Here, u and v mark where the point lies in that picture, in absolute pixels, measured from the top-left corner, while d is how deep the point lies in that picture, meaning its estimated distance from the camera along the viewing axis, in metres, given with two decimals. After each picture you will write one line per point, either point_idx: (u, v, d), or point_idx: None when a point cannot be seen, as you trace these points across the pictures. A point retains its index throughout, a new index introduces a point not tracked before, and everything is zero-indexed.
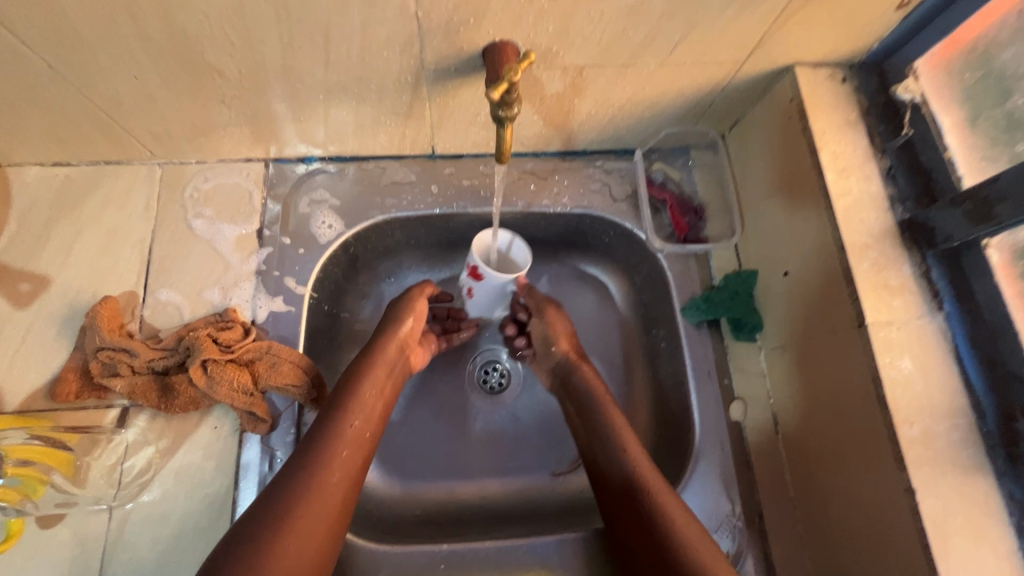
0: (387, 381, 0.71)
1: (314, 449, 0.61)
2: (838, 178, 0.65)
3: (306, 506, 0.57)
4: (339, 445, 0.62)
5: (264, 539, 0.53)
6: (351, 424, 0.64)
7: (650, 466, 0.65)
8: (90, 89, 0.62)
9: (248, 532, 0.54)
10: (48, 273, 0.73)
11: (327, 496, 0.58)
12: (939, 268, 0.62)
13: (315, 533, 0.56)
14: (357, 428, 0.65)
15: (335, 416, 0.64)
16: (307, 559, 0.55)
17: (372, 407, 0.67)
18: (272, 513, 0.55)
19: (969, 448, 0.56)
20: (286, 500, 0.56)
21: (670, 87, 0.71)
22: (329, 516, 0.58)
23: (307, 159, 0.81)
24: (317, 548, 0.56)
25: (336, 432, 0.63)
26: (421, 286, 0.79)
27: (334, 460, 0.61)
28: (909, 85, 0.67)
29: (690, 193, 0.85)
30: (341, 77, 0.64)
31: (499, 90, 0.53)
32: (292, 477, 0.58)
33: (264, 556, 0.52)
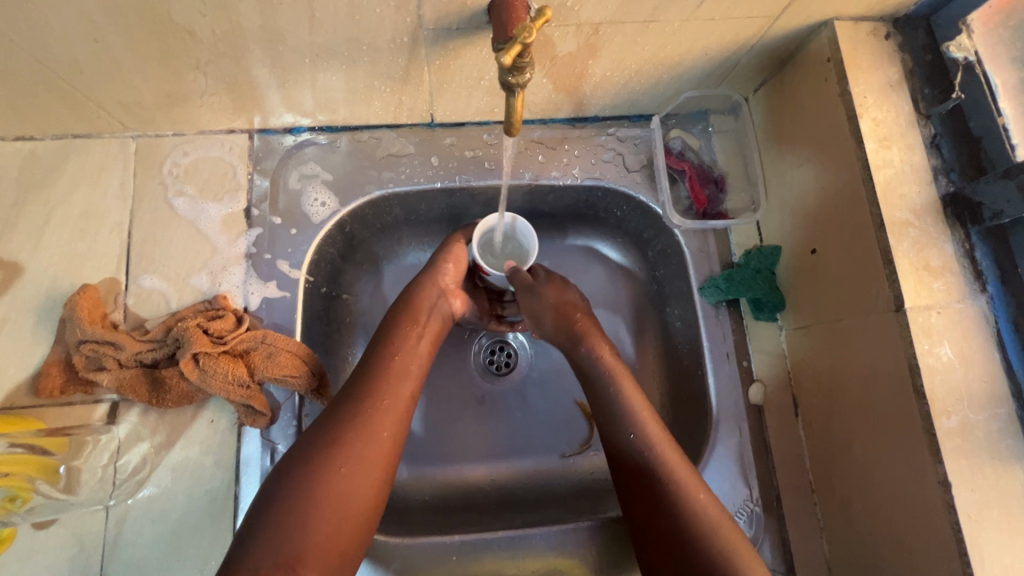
0: (429, 321, 0.67)
1: (361, 382, 0.59)
2: (878, 148, 0.60)
3: (356, 432, 0.55)
4: (384, 377, 0.60)
5: (315, 464, 0.52)
6: (397, 358, 0.62)
7: (661, 431, 0.62)
8: (45, 57, 0.54)
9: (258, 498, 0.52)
10: (19, 260, 0.67)
11: (374, 424, 0.56)
12: (984, 246, 0.57)
13: (367, 460, 0.54)
14: (402, 361, 0.62)
15: (382, 351, 0.62)
16: (361, 483, 0.53)
17: (418, 341, 0.65)
18: (320, 439, 0.54)
19: (1008, 439, 0.53)
20: (334, 428, 0.55)
21: (695, 45, 0.64)
22: (380, 443, 0.56)
23: (295, 129, 0.74)
24: (370, 474, 0.54)
25: (381, 366, 0.61)
26: (459, 232, 0.75)
27: (382, 391, 0.59)
28: (962, 42, 0.60)
29: (710, 162, 0.80)
30: (329, 39, 0.57)
31: (511, 55, 0.46)
32: (338, 408, 0.57)
33: (316, 479, 0.51)
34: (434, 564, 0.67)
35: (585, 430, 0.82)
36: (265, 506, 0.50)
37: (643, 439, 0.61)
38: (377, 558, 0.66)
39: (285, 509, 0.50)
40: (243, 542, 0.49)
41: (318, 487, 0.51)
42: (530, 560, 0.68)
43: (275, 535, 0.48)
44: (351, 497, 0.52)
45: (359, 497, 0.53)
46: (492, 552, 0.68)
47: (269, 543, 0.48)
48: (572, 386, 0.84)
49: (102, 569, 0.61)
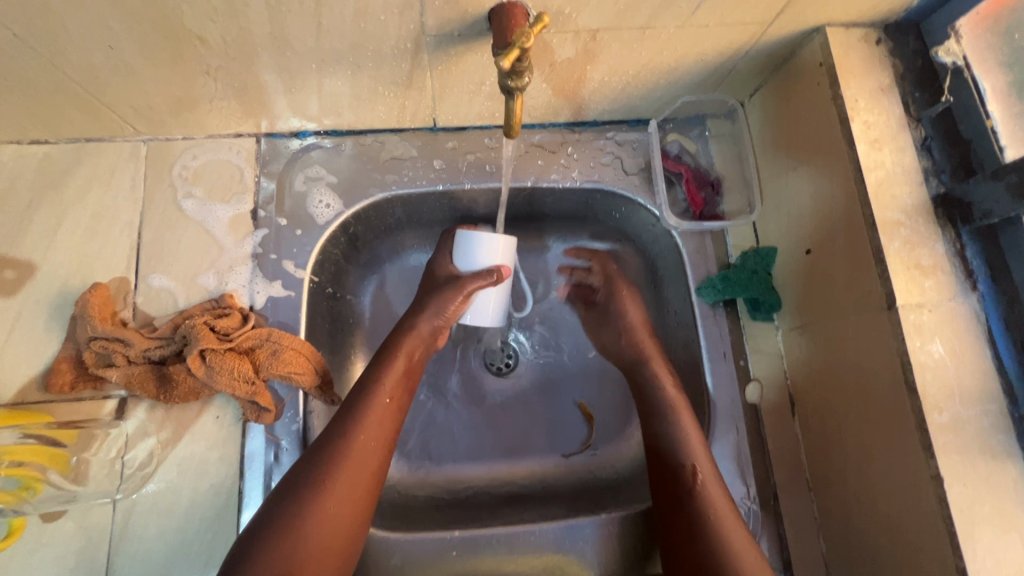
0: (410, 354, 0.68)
1: (348, 416, 0.62)
2: (869, 150, 0.61)
3: (341, 474, 0.58)
4: (372, 415, 0.62)
5: (303, 501, 0.56)
6: (378, 405, 0.63)
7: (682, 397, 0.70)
8: (62, 61, 0.56)
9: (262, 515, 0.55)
10: (33, 259, 0.69)
11: (361, 465, 0.59)
12: (974, 246, 0.59)
13: (346, 510, 0.57)
14: (382, 408, 0.63)
15: (363, 396, 0.63)
16: (345, 522, 0.57)
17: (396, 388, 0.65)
18: (303, 489, 0.56)
19: (999, 435, 0.54)
20: (321, 466, 0.58)
21: (690, 51, 0.66)
22: (366, 483, 0.59)
23: (301, 133, 0.76)
24: (348, 524, 0.57)
25: (368, 402, 0.63)
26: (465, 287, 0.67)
27: (368, 429, 0.61)
28: (950, 47, 0.62)
29: (706, 165, 0.81)
30: (335, 45, 0.59)
31: (509, 58, 0.48)
32: (327, 444, 0.59)
33: (302, 520, 0.55)
34: (435, 560, 0.68)
35: (584, 429, 0.83)
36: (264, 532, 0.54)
37: (677, 441, 0.66)
38: (379, 554, 0.67)
39: (277, 544, 0.53)
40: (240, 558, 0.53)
41: (306, 525, 0.55)
42: (530, 556, 0.69)
43: (260, 573, 0.52)
44: (337, 535, 0.56)
45: (346, 533, 0.57)
46: (491, 549, 0.68)
47: None
48: (573, 387, 0.85)
49: (109, 561, 0.62)
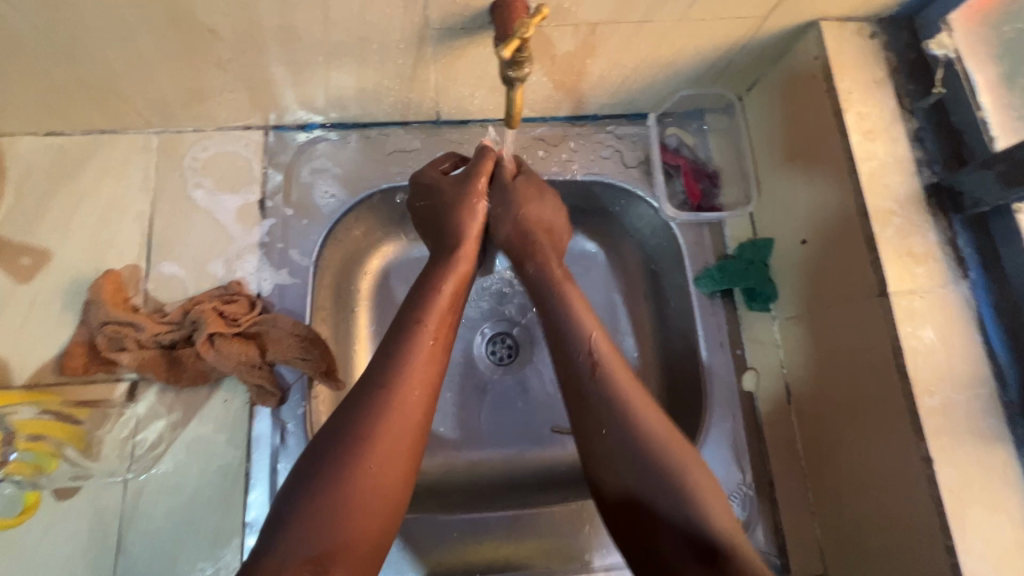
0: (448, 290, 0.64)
1: (388, 366, 0.57)
2: (863, 140, 0.63)
3: (384, 426, 0.53)
4: (414, 360, 0.58)
5: (345, 462, 0.51)
6: (420, 352, 0.59)
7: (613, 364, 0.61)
8: (78, 52, 0.58)
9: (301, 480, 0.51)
10: (48, 247, 0.71)
11: (404, 415, 0.55)
12: (966, 234, 0.60)
13: (394, 464, 0.53)
14: (424, 357, 0.58)
15: (410, 338, 0.59)
16: (392, 478, 0.52)
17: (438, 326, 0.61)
18: (349, 437, 0.52)
19: (989, 418, 0.55)
20: (362, 418, 0.53)
21: (688, 44, 0.67)
22: (410, 430, 0.55)
23: (308, 126, 0.78)
24: (394, 478, 0.52)
25: (408, 348, 0.58)
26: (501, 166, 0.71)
27: (412, 376, 0.57)
28: (942, 40, 0.63)
29: (704, 158, 0.83)
30: (342, 38, 0.61)
31: (510, 48, 0.49)
32: (366, 395, 0.55)
33: (344, 481, 0.50)
34: (436, 542, 0.69)
35: None
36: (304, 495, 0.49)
37: (635, 432, 0.56)
38: None
39: (317, 509, 0.49)
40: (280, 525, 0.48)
41: (348, 483, 0.50)
42: (530, 539, 0.70)
43: (303, 543, 0.47)
44: (387, 488, 0.52)
45: (390, 488, 0.52)
46: (491, 532, 0.70)
47: (303, 544, 0.47)
48: None
49: (120, 539, 0.64)
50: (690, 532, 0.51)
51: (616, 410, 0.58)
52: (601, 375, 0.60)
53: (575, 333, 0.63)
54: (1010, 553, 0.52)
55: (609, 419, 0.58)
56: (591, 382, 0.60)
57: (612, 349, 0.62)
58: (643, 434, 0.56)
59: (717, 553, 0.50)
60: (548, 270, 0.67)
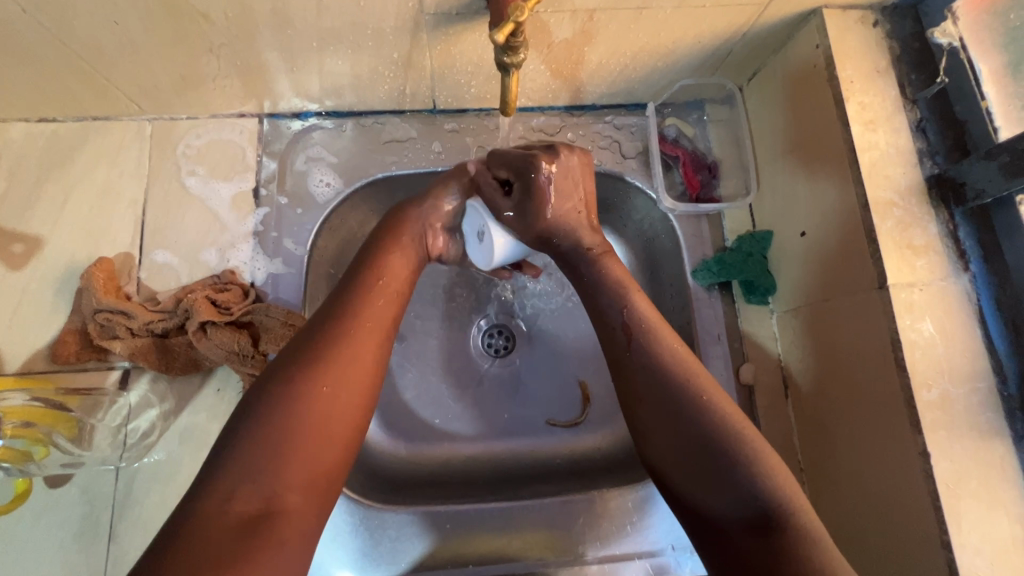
0: (404, 252, 0.64)
1: (345, 299, 0.57)
2: (864, 130, 0.62)
3: (338, 351, 0.52)
4: (371, 296, 0.58)
5: (297, 380, 0.49)
6: (377, 295, 0.58)
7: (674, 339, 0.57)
8: (68, 37, 0.57)
9: (250, 401, 0.49)
10: (41, 235, 0.71)
11: (358, 346, 0.53)
12: (967, 226, 0.59)
13: (348, 391, 0.51)
14: (380, 297, 0.58)
15: (365, 281, 0.59)
16: (347, 407, 0.50)
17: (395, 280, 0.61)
18: (300, 359, 0.51)
19: (987, 412, 0.55)
20: (318, 344, 0.52)
21: (687, 32, 0.66)
22: (366, 361, 0.53)
23: (303, 114, 0.78)
24: (351, 410, 0.51)
25: (364, 286, 0.58)
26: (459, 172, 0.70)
27: (366, 309, 0.56)
28: (947, 29, 0.61)
29: (704, 149, 0.81)
30: (336, 23, 0.60)
31: (504, 32, 0.48)
32: (321, 323, 0.54)
33: (296, 399, 0.48)
34: (429, 533, 0.69)
35: (579, 409, 0.83)
36: (252, 415, 0.47)
37: (693, 397, 0.53)
38: (374, 526, 0.68)
39: (268, 431, 0.46)
40: (227, 447, 0.46)
41: (300, 402, 0.48)
42: (524, 532, 0.70)
43: (254, 456, 0.45)
44: (341, 414, 0.50)
45: (346, 417, 0.50)
46: (484, 524, 0.70)
47: (250, 466, 0.45)
48: (570, 368, 0.85)
49: (112, 527, 0.64)
50: (745, 505, 0.48)
51: (667, 394, 0.54)
52: (642, 343, 0.56)
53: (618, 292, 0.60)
54: (1006, 549, 0.52)
55: (652, 388, 0.55)
56: (630, 355, 0.57)
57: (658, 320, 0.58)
58: (697, 405, 0.53)
59: (777, 523, 0.47)
60: (582, 242, 0.64)
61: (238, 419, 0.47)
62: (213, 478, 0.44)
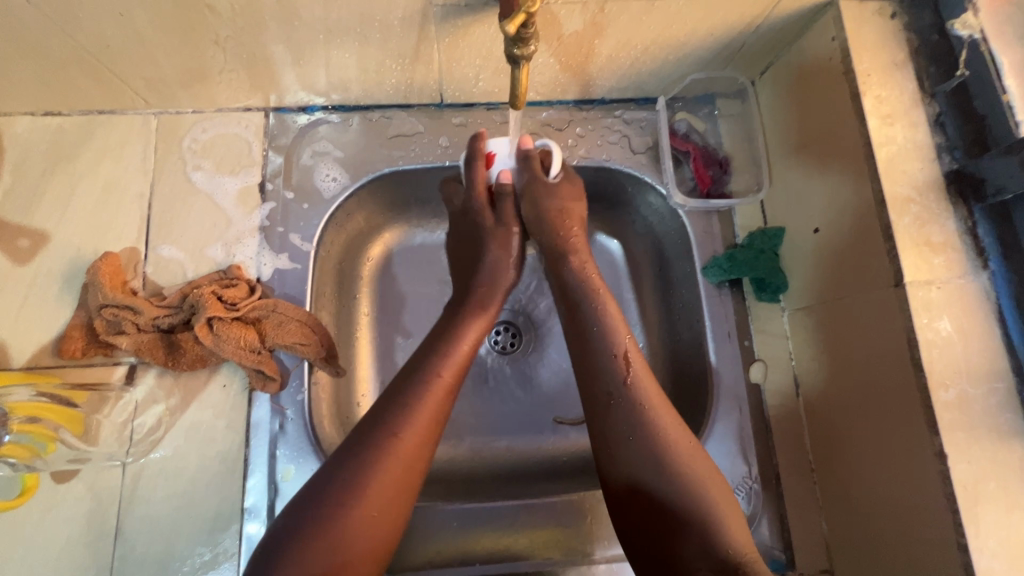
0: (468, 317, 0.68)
1: (400, 402, 0.58)
2: (881, 125, 0.60)
3: (379, 473, 0.53)
4: (425, 400, 0.58)
5: (339, 505, 0.51)
6: (431, 398, 0.58)
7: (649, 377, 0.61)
8: (74, 30, 0.57)
9: (298, 517, 0.51)
10: (46, 229, 0.70)
11: (400, 462, 0.55)
12: (987, 223, 0.58)
13: (384, 513, 0.53)
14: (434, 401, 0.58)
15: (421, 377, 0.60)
16: (379, 529, 0.52)
17: (450, 376, 0.61)
18: (345, 478, 0.53)
19: (1006, 413, 0.54)
20: (362, 460, 0.54)
21: (700, 25, 0.65)
22: (406, 479, 0.54)
23: (309, 108, 0.77)
24: (384, 529, 0.52)
25: (420, 387, 0.59)
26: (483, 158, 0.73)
27: (417, 416, 0.57)
28: (967, 20, 0.60)
29: (715, 144, 0.80)
30: (343, 15, 0.59)
31: (515, 23, 0.47)
32: (370, 433, 0.55)
33: (335, 523, 0.50)
34: (436, 531, 0.69)
35: None
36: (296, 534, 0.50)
37: (649, 429, 0.57)
38: None
39: (306, 552, 0.49)
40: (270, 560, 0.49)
41: (340, 527, 0.50)
42: (531, 530, 0.69)
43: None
44: (372, 540, 0.52)
45: (376, 539, 0.52)
46: (491, 522, 0.69)
47: None
48: None
49: (119, 522, 0.63)
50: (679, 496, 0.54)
51: (660, 461, 0.56)
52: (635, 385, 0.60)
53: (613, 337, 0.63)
54: None
55: (626, 419, 0.59)
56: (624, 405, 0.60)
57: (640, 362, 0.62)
58: (653, 432, 0.57)
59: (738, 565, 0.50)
60: (606, 323, 0.65)
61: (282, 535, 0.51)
62: None
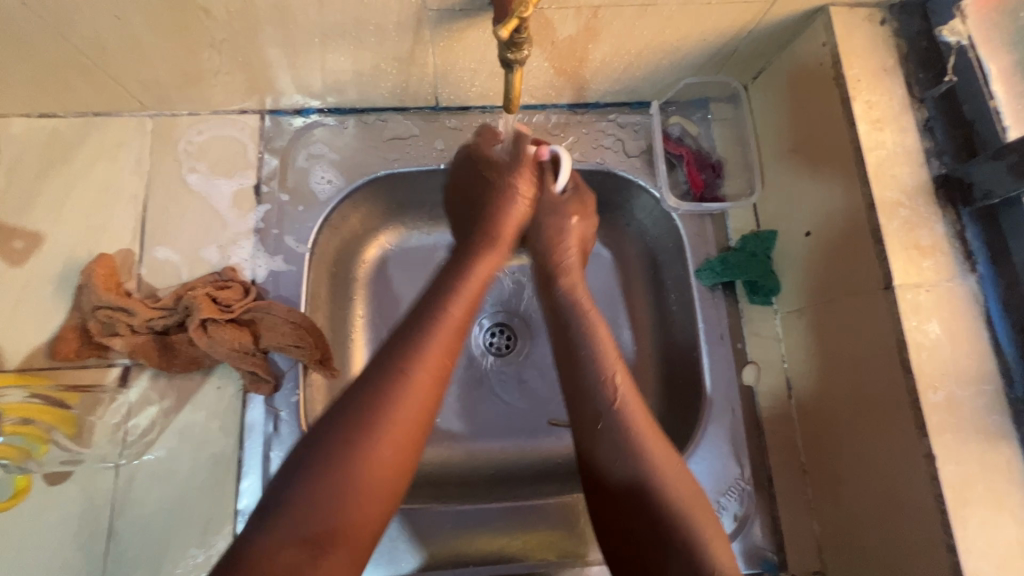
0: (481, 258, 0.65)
1: (410, 340, 0.56)
2: (871, 130, 0.61)
3: (394, 411, 0.51)
4: (434, 338, 0.56)
5: (350, 441, 0.49)
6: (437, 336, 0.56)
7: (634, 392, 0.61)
8: (70, 32, 0.57)
9: (307, 456, 0.49)
10: (41, 230, 0.70)
11: (417, 403, 0.52)
12: (974, 227, 0.58)
13: (398, 452, 0.51)
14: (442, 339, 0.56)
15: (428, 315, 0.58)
16: (394, 469, 0.50)
17: (468, 301, 0.61)
18: (357, 414, 0.50)
19: (994, 415, 0.54)
20: (375, 398, 0.51)
21: (692, 30, 0.66)
22: (419, 419, 0.52)
23: (305, 111, 0.77)
24: (397, 469, 0.50)
25: (429, 324, 0.57)
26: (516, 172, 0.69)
27: (430, 356, 0.55)
28: (955, 27, 0.61)
29: (708, 148, 0.81)
30: (338, 19, 0.59)
31: (508, 28, 0.48)
32: (381, 371, 0.53)
33: (349, 459, 0.48)
34: (430, 533, 0.69)
35: None
36: (309, 473, 0.47)
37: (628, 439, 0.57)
38: None
39: (321, 488, 0.47)
40: (281, 501, 0.46)
41: (355, 464, 0.48)
42: (524, 532, 0.70)
43: (305, 516, 0.46)
44: (387, 480, 0.50)
45: (391, 480, 0.50)
46: (485, 524, 0.69)
47: (303, 523, 0.45)
48: None
49: (111, 525, 0.63)
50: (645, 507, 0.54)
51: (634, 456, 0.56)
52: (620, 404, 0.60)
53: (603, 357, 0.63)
54: (1012, 552, 0.51)
55: (607, 441, 0.58)
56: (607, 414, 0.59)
57: (630, 390, 0.61)
58: (636, 449, 0.57)
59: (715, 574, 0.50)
60: (585, 312, 0.66)
61: (293, 472, 0.48)
62: (265, 528, 0.45)
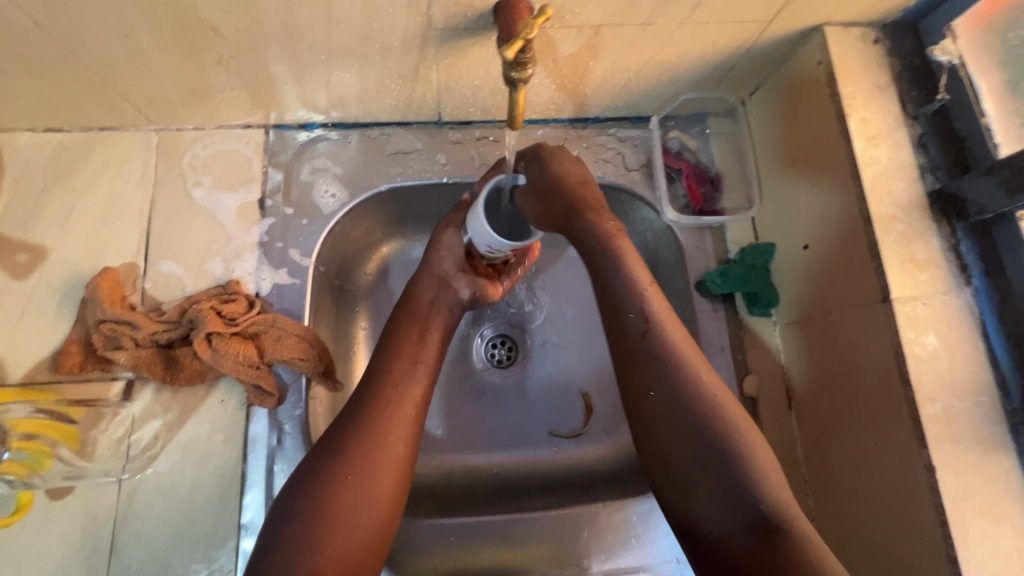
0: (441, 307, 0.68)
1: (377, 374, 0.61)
2: (866, 146, 0.62)
3: (362, 441, 0.56)
4: (392, 375, 0.61)
5: (324, 471, 0.54)
6: (399, 376, 0.61)
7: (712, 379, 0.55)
8: (78, 48, 0.58)
9: (287, 495, 0.54)
10: (45, 244, 0.71)
11: (385, 433, 0.57)
12: (969, 241, 0.60)
13: (377, 476, 0.55)
14: (404, 377, 0.61)
15: (392, 351, 0.63)
16: (375, 492, 0.54)
17: (413, 361, 0.63)
18: (328, 450, 0.55)
19: (992, 426, 0.55)
20: (342, 433, 0.56)
21: (691, 48, 0.67)
22: (392, 446, 0.57)
23: (309, 125, 0.78)
24: (383, 492, 0.55)
25: (389, 362, 0.62)
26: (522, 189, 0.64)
27: (392, 392, 0.60)
28: (946, 47, 0.63)
29: (707, 162, 0.82)
30: (344, 37, 0.60)
31: (513, 49, 0.49)
32: (347, 409, 0.58)
33: (326, 490, 0.53)
34: (435, 546, 0.69)
35: (581, 418, 0.83)
36: (291, 509, 0.52)
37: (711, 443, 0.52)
38: None
39: (301, 520, 0.51)
40: (271, 538, 0.51)
41: (331, 495, 0.53)
42: (527, 544, 0.70)
43: (290, 548, 0.50)
44: (368, 502, 0.53)
45: (376, 503, 0.54)
46: (488, 538, 0.69)
47: (291, 555, 0.50)
48: (572, 381, 0.85)
49: (114, 539, 0.63)
50: (751, 520, 0.49)
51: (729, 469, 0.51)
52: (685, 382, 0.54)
53: (679, 369, 0.55)
54: (1011, 563, 0.52)
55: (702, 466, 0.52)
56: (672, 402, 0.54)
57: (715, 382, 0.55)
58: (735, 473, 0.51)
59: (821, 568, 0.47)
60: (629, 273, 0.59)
61: (278, 512, 0.53)
62: (261, 564, 0.50)
